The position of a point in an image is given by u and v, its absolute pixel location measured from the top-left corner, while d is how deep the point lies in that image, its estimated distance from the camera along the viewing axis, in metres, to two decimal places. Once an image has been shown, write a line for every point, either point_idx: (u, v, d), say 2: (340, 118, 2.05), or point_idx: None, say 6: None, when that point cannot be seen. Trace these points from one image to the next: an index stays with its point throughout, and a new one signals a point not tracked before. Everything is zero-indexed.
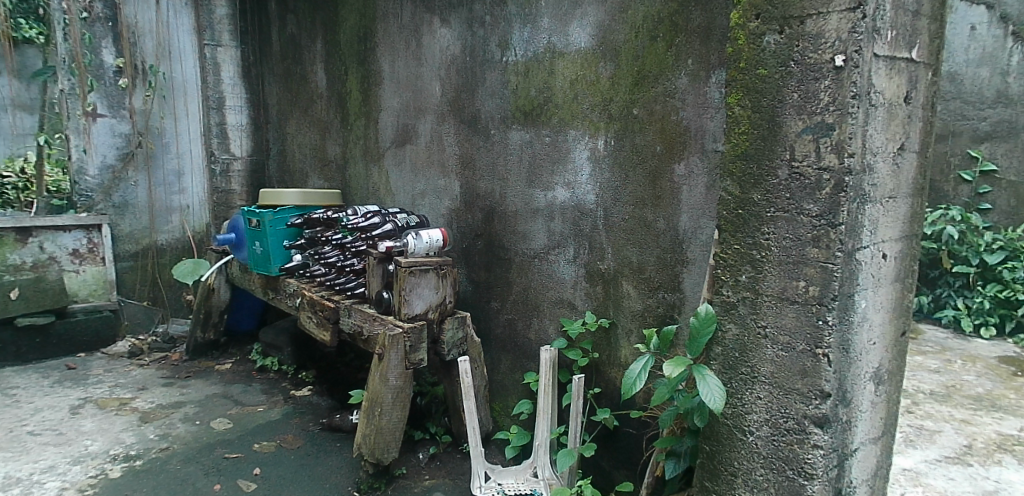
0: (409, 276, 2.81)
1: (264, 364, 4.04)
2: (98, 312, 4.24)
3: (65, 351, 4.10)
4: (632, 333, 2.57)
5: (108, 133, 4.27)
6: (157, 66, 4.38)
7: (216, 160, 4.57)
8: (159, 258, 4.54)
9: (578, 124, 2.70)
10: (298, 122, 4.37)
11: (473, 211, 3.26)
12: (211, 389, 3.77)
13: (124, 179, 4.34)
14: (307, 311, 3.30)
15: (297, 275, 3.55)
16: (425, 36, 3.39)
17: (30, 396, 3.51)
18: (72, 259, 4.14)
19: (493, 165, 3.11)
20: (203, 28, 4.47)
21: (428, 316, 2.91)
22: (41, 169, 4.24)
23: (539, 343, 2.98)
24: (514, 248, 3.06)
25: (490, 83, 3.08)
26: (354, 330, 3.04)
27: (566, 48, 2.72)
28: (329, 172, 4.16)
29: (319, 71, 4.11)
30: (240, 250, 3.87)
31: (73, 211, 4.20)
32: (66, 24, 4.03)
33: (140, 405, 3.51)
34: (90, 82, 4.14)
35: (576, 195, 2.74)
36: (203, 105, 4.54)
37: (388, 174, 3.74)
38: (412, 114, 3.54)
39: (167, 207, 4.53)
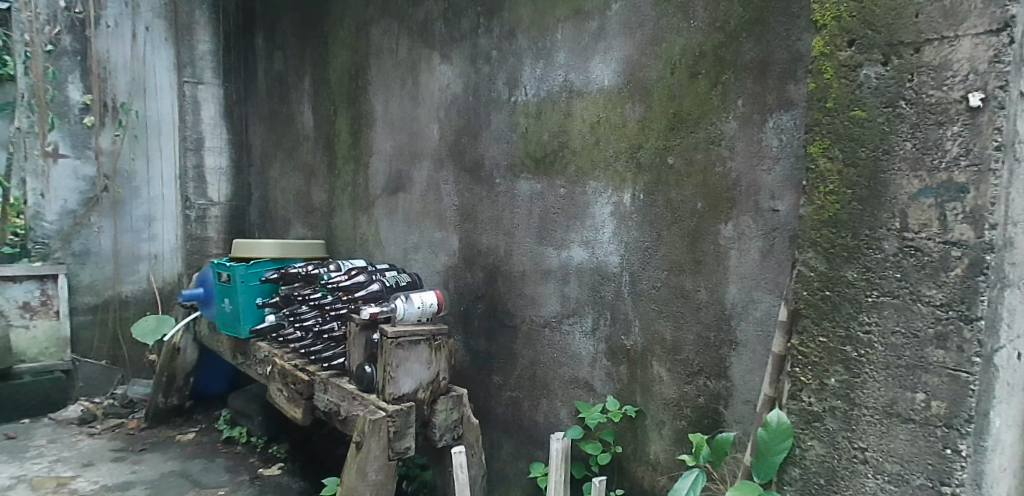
0: (396, 349, 2.37)
1: (231, 435, 3.44)
2: (48, 373, 3.72)
3: (7, 416, 3.54)
4: (665, 426, 2.13)
5: (70, 175, 3.86)
6: (129, 103, 4.01)
7: (192, 205, 4.21)
8: (122, 311, 4.07)
9: (600, 174, 2.32)
10: (281, 165, 3.99)
11: (473, 269, 2.85)
12: (167, 466, 3.10)
13: (86, 225, 3.91)
14: (277, 383, 2.84)
15: (269, 338, 3.07)
16: (423, 72, 3.03)
17: None
18: (23, 313, 3.65)
19: (497, 219, 2.72)
20: (184, 65, 4.16)
21: (418, 396, 2.45)
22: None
23: (549, 428, 2.54)
24: (521, 314, 2.64)
25: (496, 126, 2.71)
26: (330, 409, 2.57)
27: (585, 87, 2.36)
28: (313, 220, 3.75)
29: (306, 111, 3.75)
30: (208, 307, 3.36)
31: (26, 261, 3.75)
32: (28, 57, 3.68)
33: (81, 486, 2.84)
34: (51, 120, 3.77)
35: (597, 257, 2.34)
36: (179, 145, 4.17)
37: (378, 224, 3.34)
38: (406, 159, 3.16)
39: (134, 256, 4.10)
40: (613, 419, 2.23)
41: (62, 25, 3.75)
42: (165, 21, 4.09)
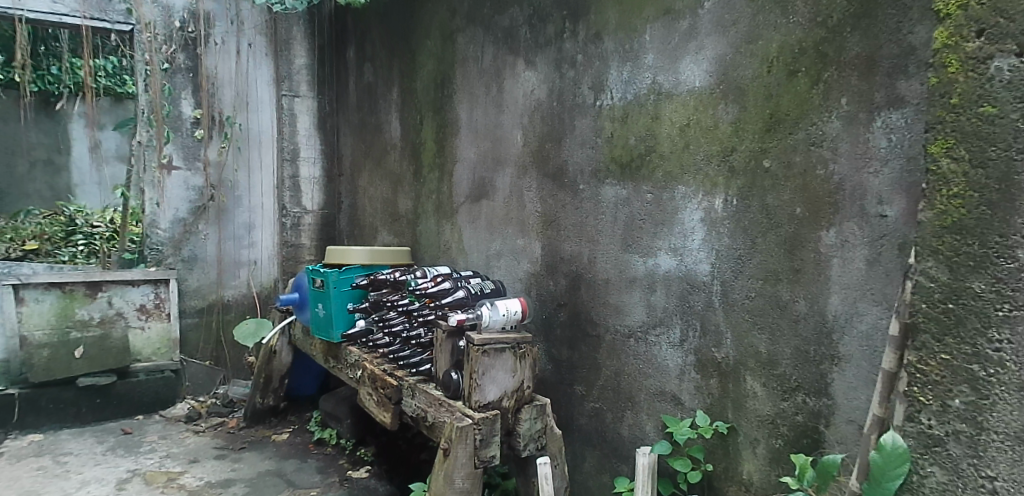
0: (482, 357, 2.46)
1: (321, 436, 3.44)
2: (159, 372, 3.92)
3: (124, 413, 3.78)
4: (759, 444, 2.02)
5: (182, 186, 4.14)
6: (234, 116, 4.25)
7: (287, 213, 4.39)
8: (224, 314, 4.29)
9: (690, 178, 2.24)
10: (370, 175, 4.13)
11: (556, 276, 2.85)
12: (263, 465, 3.11)
13: (195, 233, 4.17)
14: (367, 387, 2.95)
15: (359, 343, 3.17)
16: (508, 79, 3.05)
17: (81, 465, 2.98)
18: (139, 316, 3.88)
19: (582, 225, 2.70)
20: (282, 79, 4.36)
21: (502, 404, 2.53)
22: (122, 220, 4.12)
23: (634, 442, 2.49)
24: (605, 323, 2.61)
25: (580, 131, 2.69)
26: (417, 414, 2.67)
27: (675, 88, 2.29)
28: (399, 228, 3.86)
29: (394, 120, 3.86)
30: (303, 311, 3.45)
31: (143, 266, 4.03)
32: (147, 74, 3.97)
33: (189, 482, 2.85)
34: (167, 133, 4.05)
35: (686, 265, 2.26)
36: (277, 156, 4.38)
37: (461, 231, 3.39)
38: (489, 166, 3.19)
39: (235, 262, 4.32)
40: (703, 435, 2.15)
41: (177, 44, 4.05)
42: (265, 38, 4.32)
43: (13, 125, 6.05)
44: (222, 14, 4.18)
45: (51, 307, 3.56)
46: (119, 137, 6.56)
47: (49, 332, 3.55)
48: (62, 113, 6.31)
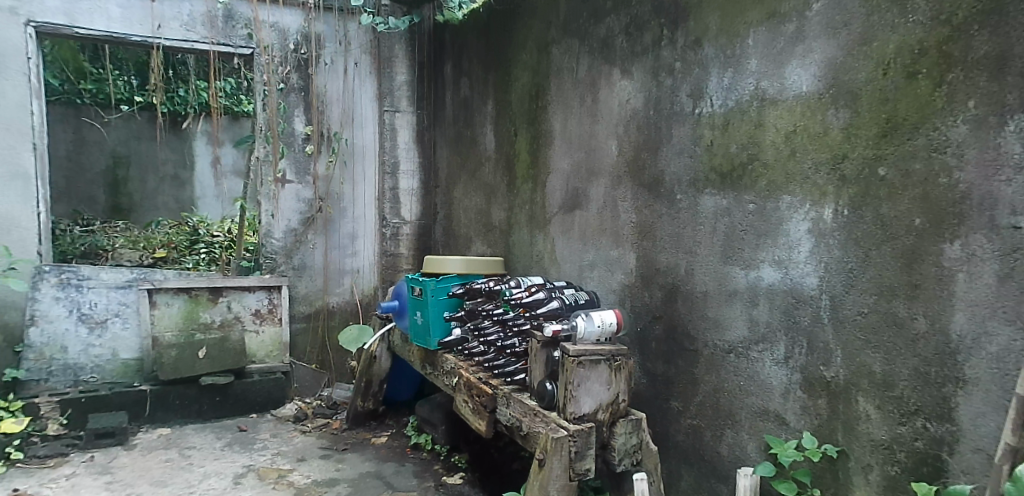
0: (578, 368, 2.46)
1: (418, 441, 3.51)
2: (272, 373, 4.11)
3: (241, 411, 3.99)
4: (872, 470, 1.90)
5: (294, 199, 4.31)
6: (341, 132, 4.40)
7: (387, 224, 4.56)
8: (329, 320, 4.47)
9: (796, 187, 2.13)
10: (465, 186, 4.23)
11: (652, 288, 2.79)
12: (364, 466, 3.23)
13: (305, 242, 4.36)
14: (463, 395, 3.01)
15: (456, 351, 3.24)
16: (603, 89, 3.05)
17: (203, 460, 3.22)
18: (254, 319, 4.12)
19: (679, 236, 2.63)
20: (384, 95, 4.51)
21: (597, 417, 2.52)
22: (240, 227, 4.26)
23: (734, 462, 2.40)
24: (703, 338, 2.53)
25: (678, 140, 2.63)
26: (512, 423, 2.72)
27: (779, 94, 2.19)
28: (493, 238, 3.92)
29: (489, 133, 3.93)
30: (402, 318, 3.56)
31: (259, 273, 4.24)
32: (265, 95, 4.17)
33: (297, 479, 3.03)
34: (281, 149, 4.22)
35: (792, 278, 2.15)
36: (378, 170, 4.54)
37: (554, 241, 3.40)
38: (583, 176, 3.19)
39: (340, 270, 4.49)
40: (810, 458, 2.02)
41: (291, 65, 4.22)
42: (370, 57, 4.46)
43: (147, 143, 6.72)
44: (331, 34, 4.33)
45: (179, 310, 3.88)
46: (235, 153, 7.10)
47: (178, 333, 3.85)
48: (187, 131, 6.93)
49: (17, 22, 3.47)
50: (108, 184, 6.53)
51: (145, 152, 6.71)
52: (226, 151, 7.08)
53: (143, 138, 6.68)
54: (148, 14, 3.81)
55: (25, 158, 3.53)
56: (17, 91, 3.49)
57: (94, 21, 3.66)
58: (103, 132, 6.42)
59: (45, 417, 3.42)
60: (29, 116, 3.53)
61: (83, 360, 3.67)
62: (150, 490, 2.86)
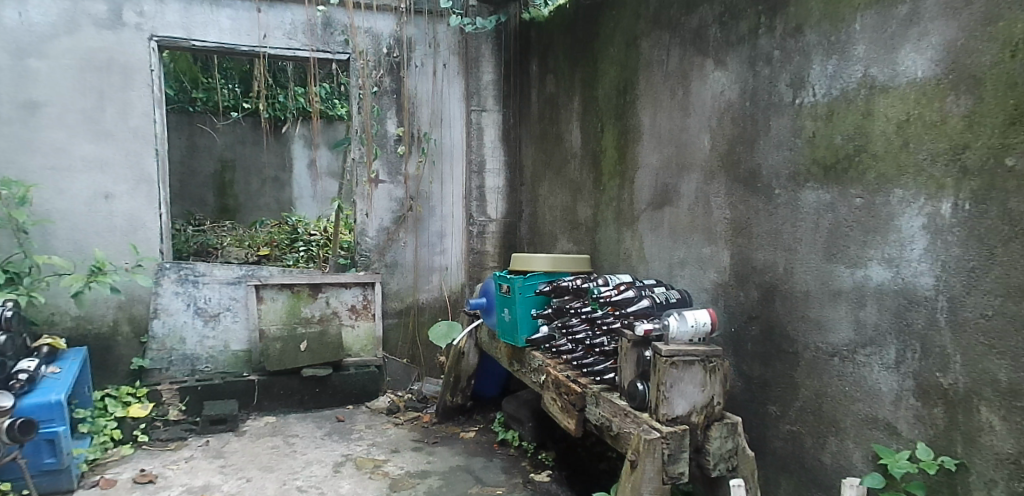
0: (670, 368, 2.41)
1: (506, 437, 3.52)
2: (366, 367, 4.27)
3: (339, 401, 4.17)
4: (997, 486, 1.78)
5: (387, 198, 4.42)
6: (430, 132, 4.49)
7: (474, 222, 4.61)
8: (419, 316, 4.55)
9: (910, 180, 1.99)
10: (550, 183, 4.21)
11: (747, 287, 2.68)
12: (454, 460, 3.29)
13: (396, 240, 4.46)
14: (552, 392, 3.02)
15: (543, 348, 3.23)
16: (695, 81, 2.96)
17: (305, 447, 3.39)
18: (350, 314, 4.28)
19: (776, 233, 2.51)
20: (472, 94, 4.55)
21: (691, 419, 2.46)
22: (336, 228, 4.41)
23: (838, 472, 2.27)
24: (804, 340, 2.40)
25: (776, 132, 2.51)
26: (602, 423, 2.69)
27: (891, 81, 2.06)
28: (579, 235, 3.89)
29: (575, 129, 3.90)
30: (490, 315, 3.60)
31: (354, 270, 4.38)
32: (361, 98, 4.28)
33: (392, 470, 3.12)
34: (375, 150, 4.34)
35: (904, 277, 2.02)
36: (466, 168, 4.59)
37: (643, 239, 3.33)
38: (673, 172, 3.11)
39: (429, 267, 4.57)
40: (925, 470, 1.93)
41: (384, 69, 4.32)
42: (458, 59, 4.51)
43: (251, 147, 7.14)
44: (421, 37, 4.41)
45: (284, 305, 4.11)
46: (330, 155, 7.41)
47: (281, 326, 4.08)
48: (286, 135, 7.30)
49: (142, 37, 3.77)
50: (217, 186, 6.99)
51: (249, 155, 7.13)
52: (321, 154, 7.41)
53: (247, 143, 7.10)
54: (254, 25, 4.01)
55: (148, 164, 3.82)
56: (143, 101, 3.79)
57: (207, 33, 3.91)
58: (212, 137, 6.86)
59: (167, 404, 3.78)
60: (153, 124, 3.82)
61: (200, 350, 3.94)
62: (259, 474, 3.04)
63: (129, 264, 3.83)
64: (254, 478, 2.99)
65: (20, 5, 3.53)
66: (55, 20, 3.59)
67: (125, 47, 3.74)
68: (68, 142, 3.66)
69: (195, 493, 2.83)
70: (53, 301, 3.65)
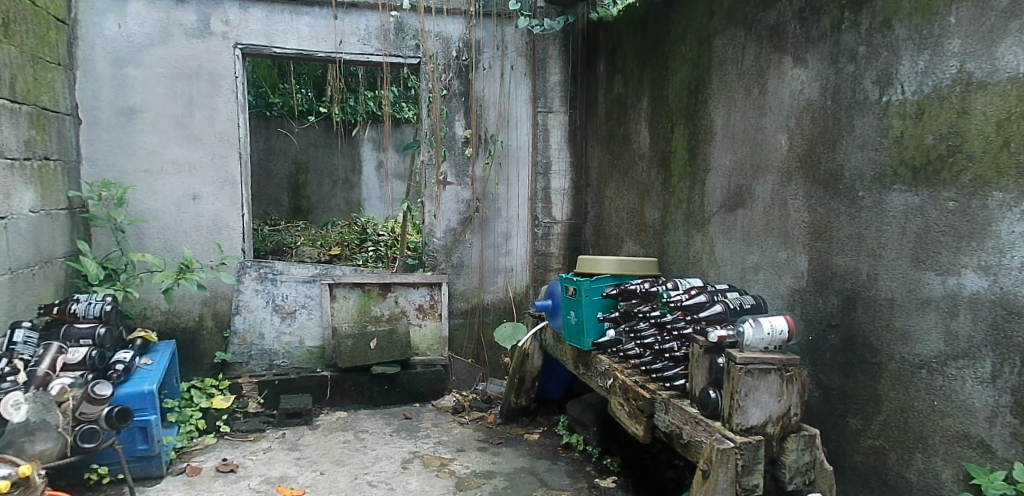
0: (745, 376, 2.32)
1: (570, 441, 3.51)
2: (433, 366, 4.30)
3: (406, 399, 4.22)
4: None
5: (454, 200, 4.47)
6: (497, 134, 4.50)
7: (539, 223, 4.60)
8: (484, 316, 4.59)
9: (1011, 183, 1.87)
10: (617, 185, 4.16)
11: (826, 294, 2.56)
12: (519, 461, 3.30)
13: (462, 241, 4.50)
14: (619, 397, 2.98)
15: (609, 352, 3.20)
16: (772, 79, 2.86)
17: (374, 443, 3.46)
18: (417, 313, 4.36)
19: (860, 238, 2.39)
20: (538, 96, 4.54)
21: (767, 430, 2.37)
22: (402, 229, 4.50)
23: (925, 491, 2.15)
24: (887, 350, 2.28)
25: (860, 131, 2.39)
26: (671, 430, 2.63)
27: (990, 77, 1.93)
28: (646, 237, 3.83)
29: (643, 130, 3.83)
30: (555, 318, 3.59)
31: (422, 270, 4.46)
32: (430, 101, 4.34)
33: (458, 469, 3.16)
34: (443, 152, 4.39)
35: (1002, 286, 1.90)
36: (532, 170, 4.58)
37: (714, 242, 3.24)
38: (748, 173, 3.01)
39: (494, 268, 4.59)
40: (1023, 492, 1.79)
41: (453, 72, 4.37)
42: (525, 60, 4.51)
43: (323, 149, 7.37)
44: (490, 39, 4.43)
45: (355, 303, 4.23)
46: (398, 157, 7.57)
47: (352, 324, 4.22)
48: (356, 138, 7.50)
49: (228, 45, 3.95)
50: (291, 187, 7.26)
51: (321, 157, 7.37)
52: (389, 155, 7.57)
53: (319, 145, 7.33)
54: (331, 31, 4.13)
55: (232, 166, 4.00)
56: (228, 106, 3.97)
57: (288, 40, 4.05)
58: (287, 140, 7.12)
59: (246, 396, 3.93)
60: (237, 129, 4.00)
61: (276, 346, 4.07)
62: (331, 467, 3.13)
63: (214, 262, 4.02)
64: (327, 471, 3.08)
65: (119, 17, 3.76)
66: (150, 31, 3.81)
67: (212, 55, 3.92)
68: (160, 146, 3.88)
69: (272, 484, 2.95)
70: (146, 296, 3.88)
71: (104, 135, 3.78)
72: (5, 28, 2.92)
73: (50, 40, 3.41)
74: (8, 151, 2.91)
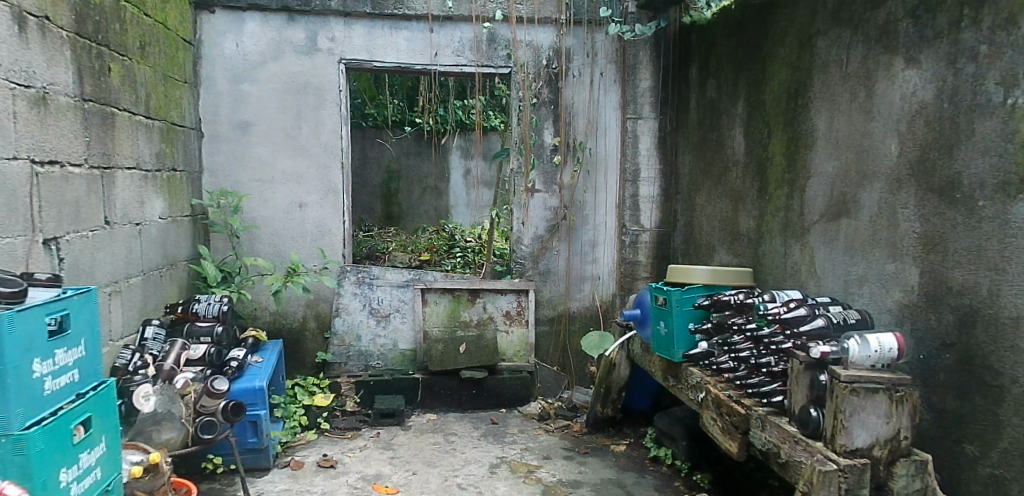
0: (851, 395, 2.19)
1: (658, 454, 3.43)
2: (519, 372, 4.32)
3: (493, 404, 4.26)
4: None
5: (542, 207, 4.49)
6: (585, 142, 4.48)
7: (627, 231, 4.54)
8: (570, 324, 4.58)
9: None
10: (709, 192, 4.04)
11: (939, 310, 2.39)
12: (605, 472, 3.26)
13: (550, 248, 4.51)
14: (711, 412, 2.88)
15: (701, 364, 3.10)
16: (881, 82, 2.69)
17: (463, 446, 3.53)
18: (505, 320, 4.41)
19: (980, 250, 2.21)
20: (628, 102, 4.48)
21: (873, 453, 2.23)
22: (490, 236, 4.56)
23: None
24: (1012, 373, 2.10)
25: (981, 136, 2.22)
26: (768, 448, 2.52)
27: None
28: (741, 247, 3.69)
29: (738, 135, 3.71)
30: (644, 327, 3.54)
31: (510, 277, 4.51)
32: (520, 110, 4.40)
33: (545, 476, 3.16)
34: (532, 161, 4.43)
35: None
36: (620, 178, 4.53)
37: (814, 252, 3.09)
38: (852, 180, 2.85)
39: (581, 276, 4.57)
40: None
41: (543, 80, 4.40)
42: (615, 66, 4.47)
43: (414, 158, 7.60)
44: (580, 47, 4.42)
45: (445, 308, 4.33)
46: (486, 165, 7.68)
47: (442, 328, 4.32)
48: (445, 146, 7.67)
49: (333, 61, 4.15)
50: (384, 194, 7.55)
51: (413, 166, 7.61)
52: (478, 163, 7.69)
53: (411, 154, 7.57)
54: (427, 44, 4.26)
55: (335, 175, 4.20)
56: (332, 119, 4.17)
57: (387, 54, 4.21)
58: (382, 149, 7.41)
59: (344, 395, 4.12)
60: (340, 140, 4.19)
61: (374, 348, 4.25)
62: (423, 468, 3.21)
63: (318, 267, 4.24)
64: (419, 471, 3.17)
65: (237, 37, 4.04)
66: (264, 49, 4.07)
67: (318, 71, 4.14)
68: (272, 157, 4.13)
69: (368, 481, 3.06)
70: (257, 297, 4.15)
71: (223, 147, 4.08)
72: (142, 50, 3.20)
73: (179, 60, 3.71)
74: (143, 163, 3.19)
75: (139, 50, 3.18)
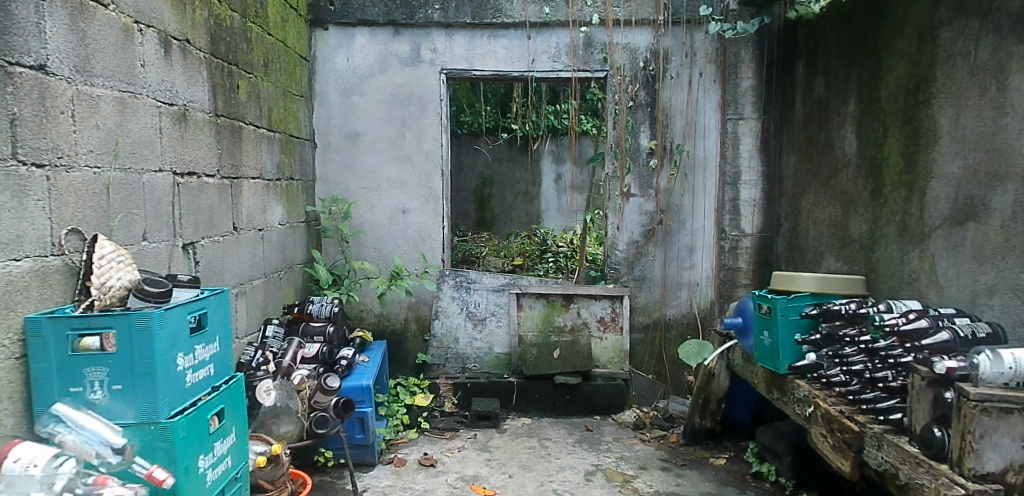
0: (981, 415, 2.01)
1: (761, 470, 3.28)
2: (614, 379, 4.25)
3: (586, 411, 4.22)
4: None
5: (637, 211, 4.44)
6: (683, 144, 4.39)
7: (726, 236, 4.39)
8: (666, 331, 4.48)
9: None
10: (817, 196, 3.84)
11: None
12: (705, 486, 3.16)
13: (645, 254, 4.45)
14: (821, 427, 2.73)
15: (809, 377, 2.95)
16: (1016, 74, 2.47)
17: (558, 452, 3.52)
18: (599, 326, 4.37)
19: None
20: (728, 103, 4.34)
21: (1007, 478, 2.04)
22: (584, 240, 4.55)
23: None
24: None
25: None
26: (885, 468, 2.35)
27: None
28: (851, 253, 3.48)
29: (849, 135, 3.51)
30: (746, 337, 3.39)
31: (604, 282, 4.46)
32: (616, 113, 4.37)
33: (642, 486, 3.11)
34: (628, 164, 4.39)
35: None
36: (719, 181, 4.39)
37: (936, 260, 2.86)
38: (982, 182, 2.63)
39: (678, 282, 4.47)
40: None
41: (640, 82, 4.34)
42: (715, 66, 4.34)
43: (507, 164, 7.71)
44: (678, 47, 4.33)
45: (539, 312, 4.36)
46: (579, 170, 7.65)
47: (537, 333, 4.35)
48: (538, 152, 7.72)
49: (435, 71, 4.28)
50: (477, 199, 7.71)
51: (505, 172, 7.73)
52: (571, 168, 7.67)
53: (504, 160, 7.69)
54: (524, 50, 4.31)
55: (435, 182, 4.32)
56: (433, 128, 4.30)
57: (486, 62, 4.30)
58: (475, 156, 7.61)
59: (443, 396, 4.22)
60: (440, 148, 4.31)
61: (469, 350, 4.34)
62: (519, 471, 3.24)
63: (418, 271, 4.38)
64: (515, 475, 3.20)
65: (347, 51, 4.26)
66: (372, 62, 4.26)
67: (421, 81, 4.28)
68: (378, 165, 4.32)
69: (467, 482, 3.12)
70: (363, 300, 4.36)
71: (334, 156, 4.31)
72: (265, 67, 3.44)
73: (296, 76, 3.96)
74: (265, 173, 3.41)
75: (262, 68, 3.41)
